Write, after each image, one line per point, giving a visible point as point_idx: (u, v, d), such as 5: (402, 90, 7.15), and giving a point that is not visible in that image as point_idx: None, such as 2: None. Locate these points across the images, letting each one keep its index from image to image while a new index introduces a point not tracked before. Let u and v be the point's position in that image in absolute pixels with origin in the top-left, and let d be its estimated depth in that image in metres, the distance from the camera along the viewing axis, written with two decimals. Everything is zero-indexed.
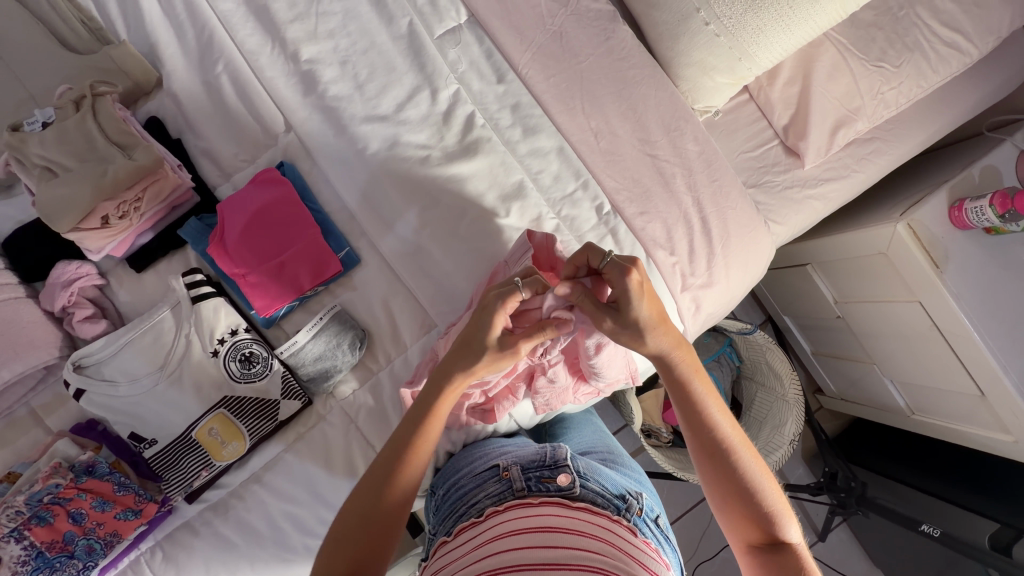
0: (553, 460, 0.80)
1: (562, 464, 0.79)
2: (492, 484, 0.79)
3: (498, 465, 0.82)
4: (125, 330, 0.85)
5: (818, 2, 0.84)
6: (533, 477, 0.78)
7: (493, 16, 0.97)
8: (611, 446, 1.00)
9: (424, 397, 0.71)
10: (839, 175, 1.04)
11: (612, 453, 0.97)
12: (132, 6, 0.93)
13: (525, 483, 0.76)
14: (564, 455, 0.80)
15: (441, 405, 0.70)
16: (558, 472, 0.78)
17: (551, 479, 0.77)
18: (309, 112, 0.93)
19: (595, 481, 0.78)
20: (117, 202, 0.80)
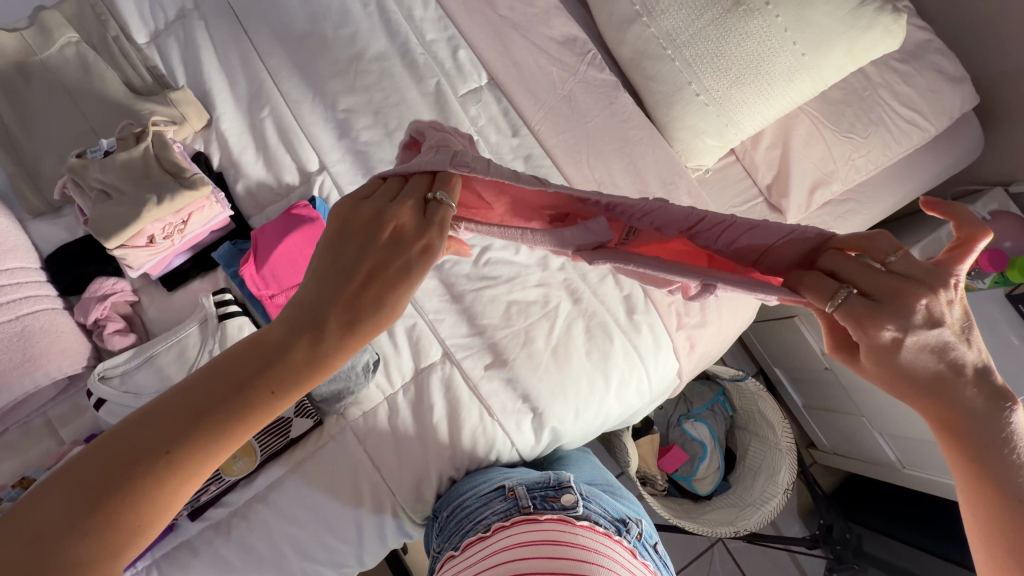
0: (557, 482, 0.87)
1: (566, 485, 0.85)
2: (498, 502, 0.84)
3: (504, 486, 0.87)
4: (153, 344, 0.90)
5: (791, 81, 0.95)
6: (538, 496, 0.83)
7: (510, 81, 1.11)
8: (610, 479, 1.02)
9: (298, 334, 0.50)
10: (819, 231, 1.15)
11: (610, 486, 0.99)
12: (193, 58, 1.05)
13: (531, 501, 0.82)
14: (568, 478, 0.87)
15: (317, 366, 0.51)
16: (562, 492, 0.84)
17: (556, 498, 0.83)
18: (342, 154, 1.04)
19: (596, 502, 0.84)
20: (163, 224, 0.87)
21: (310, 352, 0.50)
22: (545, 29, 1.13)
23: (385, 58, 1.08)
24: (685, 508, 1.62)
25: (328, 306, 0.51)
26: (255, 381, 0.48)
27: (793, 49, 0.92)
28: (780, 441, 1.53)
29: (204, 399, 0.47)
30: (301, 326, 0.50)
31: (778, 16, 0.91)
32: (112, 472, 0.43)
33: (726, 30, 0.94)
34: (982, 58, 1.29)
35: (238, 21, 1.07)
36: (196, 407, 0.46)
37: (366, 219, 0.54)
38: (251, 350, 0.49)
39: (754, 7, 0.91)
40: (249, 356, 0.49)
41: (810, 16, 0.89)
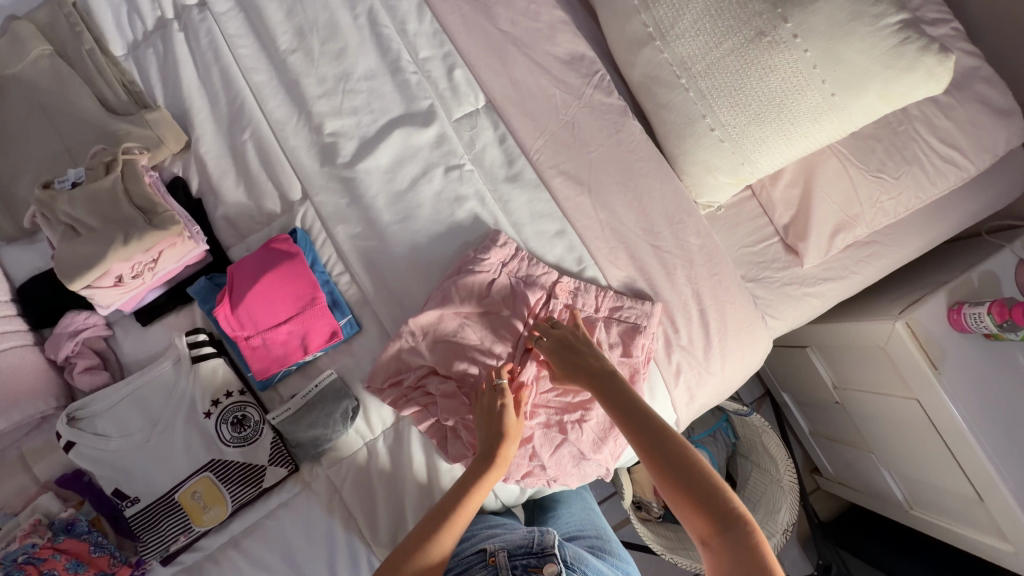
0: (540, 546, 0.80)
1: (549, 552, 0.78)
2: (478, 570, 0.80)
3: (485, 550, 0.82)
4: (120, 386, 0.86)
5: (817, 122, 0.85)
6: (519, 566, 0.78)
7: (509, 103, 1.02)
8: (601, 529, 0.99)
9: (493, 441, 0.78)
10: (837, 275, 1.06)
11: (600, 539, 0.95)
12: (172, 75, 0.99)
13: (510, 573, 0.77)
14: (552, 543, 0.80)
15: (508, 449, 0.78)
16: (546, 561, 0.77)
17: (537, 569, 0.76)
18: (326, 182, 0.97)
19: (580, 572, 0.79)
20: (132, 263, 0.82)
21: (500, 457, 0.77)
22: (549, 47, 1.04)
23: (374, 77, 1.00)
24: (679, 537, 1.58)
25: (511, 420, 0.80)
26: (470, 483, 0.75)
27: (822, 88, 0.82)
28: (782, 480, 1.47)
29: (438, 514, 0.72)
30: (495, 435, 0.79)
31: (806, 51, 0.81)
32: None
33: (747, 61, 0.85)
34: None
35: (220, 33, 1.00)
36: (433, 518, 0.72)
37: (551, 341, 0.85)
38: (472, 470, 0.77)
39: (780, 39, 0.82)
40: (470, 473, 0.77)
41: (842, 51, 0.80)
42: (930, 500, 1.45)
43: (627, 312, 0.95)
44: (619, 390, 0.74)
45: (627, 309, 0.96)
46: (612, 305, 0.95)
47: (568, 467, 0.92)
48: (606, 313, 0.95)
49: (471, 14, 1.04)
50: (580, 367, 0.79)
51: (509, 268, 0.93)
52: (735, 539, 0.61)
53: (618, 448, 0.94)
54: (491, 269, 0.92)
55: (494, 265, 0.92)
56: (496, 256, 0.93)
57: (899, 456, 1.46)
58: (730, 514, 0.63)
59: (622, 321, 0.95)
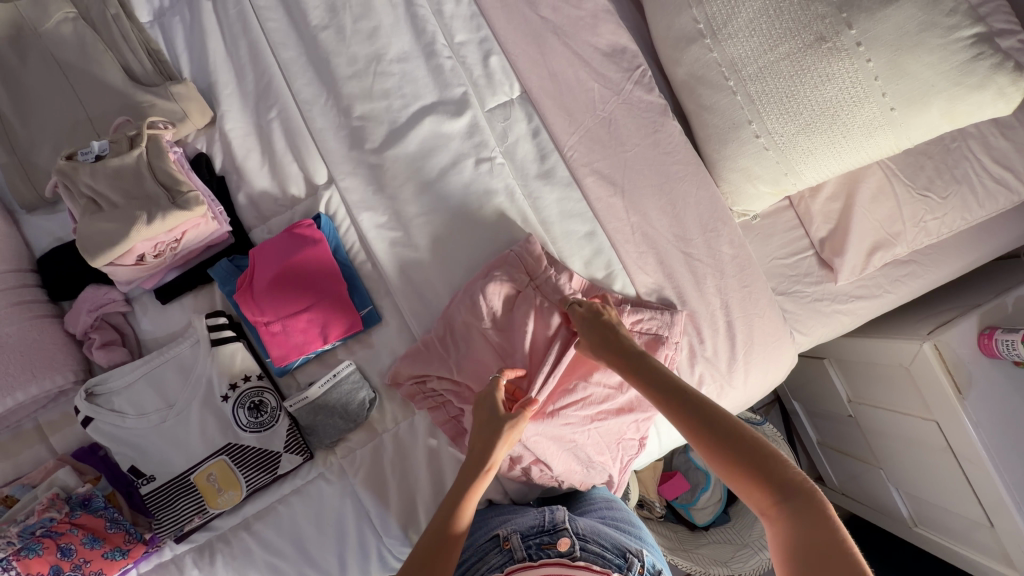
0: (552, 524, 0.82)
1: (561, 528, 0.81)
2: (493, 555, 0.81)
3: (499, 535, 0.84)
4: (141, 364, 0.86)
5: (871, 136, 0.81)
6: (533, 545, 0.80)
7: (546, 96, 0.98)
8: (612, 499, 0.96)
9: (482, 444, 0.74)
10: (870, 294, 1.03)
11: (613, 509, 0.93)
12: (200, 46, 0.96)
13: (525, 552, 0.78)
14: (562, 518, 0.82)
15: (500, 451, 0.74)
16: (558, 537, 0.79)
17: (551, 545, 0.79)
18: (353, 167, 0.94)
19: (594, 542, 0.80)
20: (154, 242, 0.80)
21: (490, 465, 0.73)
22: (591, 38, 0.99)
23: (408, 60, 0.97)
24: (680, 538, 1.59)
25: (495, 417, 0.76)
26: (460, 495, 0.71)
27: (881, 101, 0.78)
28: None
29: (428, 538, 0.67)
30: (483, 434, 0.75)
31: (869, 61, 0.77)
32: None
33: (803, 67, 0.80)
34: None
35: (249, 3, 0.96)
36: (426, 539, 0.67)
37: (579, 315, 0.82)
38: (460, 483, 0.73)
39: (842, 46, 0.77)
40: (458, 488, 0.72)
41: (907, 64, 0.75)
42: (937, 519, 1.43)
43: (648, 323, 0.91)
44: (649, 367, 0.72)
45: (648, 320, 0.91)
46: (632, 318, 0.91)
47: (578, 473, 0.92)
48: (628, 325, 0.90)
49: None
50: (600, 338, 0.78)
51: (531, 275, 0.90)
52: (804, 500, 0.59)
53: (624, 458, 0.96)
54: (517, 276, 0.89)
55: (519, 271, 0.89)
56: (521, 262, 0.89)
57: (910, 475, 1.45)
58: (786, 478, 0.61)
59: (643, 333, 0.91)
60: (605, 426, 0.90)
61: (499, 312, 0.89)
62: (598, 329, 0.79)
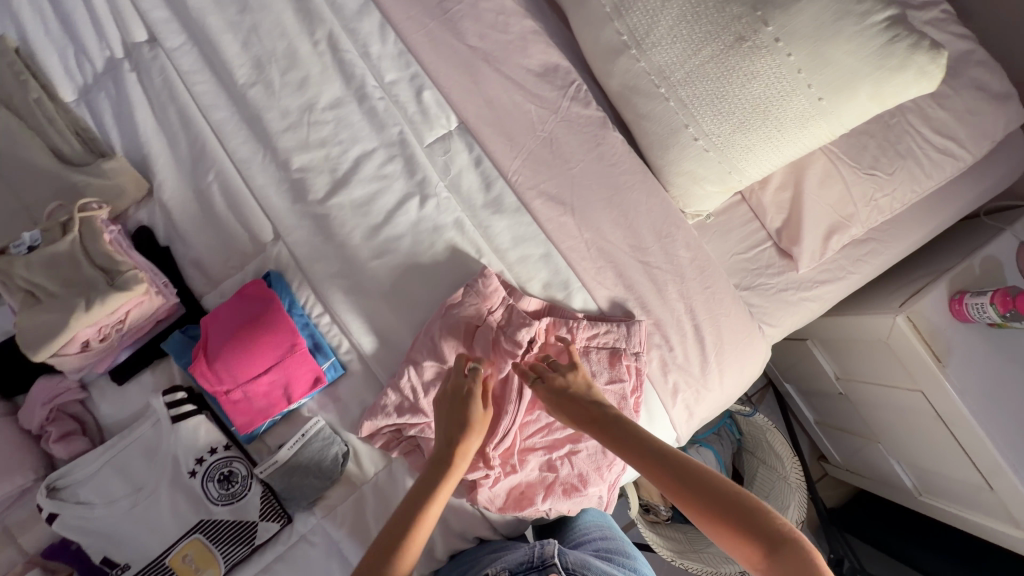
0: (541, 561, 0.79)
1: (550, 565, 0.79)
2: None
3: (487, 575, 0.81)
4: (103, 450, 0.84)
5: (804, 127, 0.81)
6: None
7: (484, 124, 0.97)
8: (607, 529, 0.95)
9: (451, 430, 0.75)
10: (834, 277, 1.03)
11: (607, 540, 0.91)
12: (128, 118, 0.94)
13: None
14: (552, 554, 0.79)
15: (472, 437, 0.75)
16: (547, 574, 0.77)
17: None
18: (298, 220, 0.93)
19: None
20: (98, 326, 0.78)
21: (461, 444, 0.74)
22: (522, 60, 0.99)
23: (340, 106, 0.96)
24: (689, 538, 1.58)
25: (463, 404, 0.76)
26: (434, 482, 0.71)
27: (808, 93, 0.78)
28: (789, 476, 1.45)
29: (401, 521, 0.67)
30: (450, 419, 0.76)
31: (790, 55, 0.77)
32: None
33: (728, 68, 0.80)
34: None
35: (174, 70, 0.95)
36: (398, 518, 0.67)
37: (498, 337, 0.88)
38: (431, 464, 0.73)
39: (761, 44, 0.77)
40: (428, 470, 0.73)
41: (827, 54, 0.75)
42: (939, 487, 1.43)
43: (604, 337, 0.91)
44: (622, 426, 0.72)
45: (604, 335, 0.91)
46: (587, 334, 0.91)
47: (563, 500, 0.88)
48: (584, 344, 0.91)
49: (437, 30, 0.98)
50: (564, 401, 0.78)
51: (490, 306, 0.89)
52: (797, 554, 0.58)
53: (611, 477, 0.92)
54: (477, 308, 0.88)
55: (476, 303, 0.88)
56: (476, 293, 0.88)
57: (907, 446, 1.44)
58: (774, 533, 0.60)
59: (601, 348, 0.91)
60: (585, 448, 0.89)
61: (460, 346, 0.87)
62: (569, 391, 0.78)
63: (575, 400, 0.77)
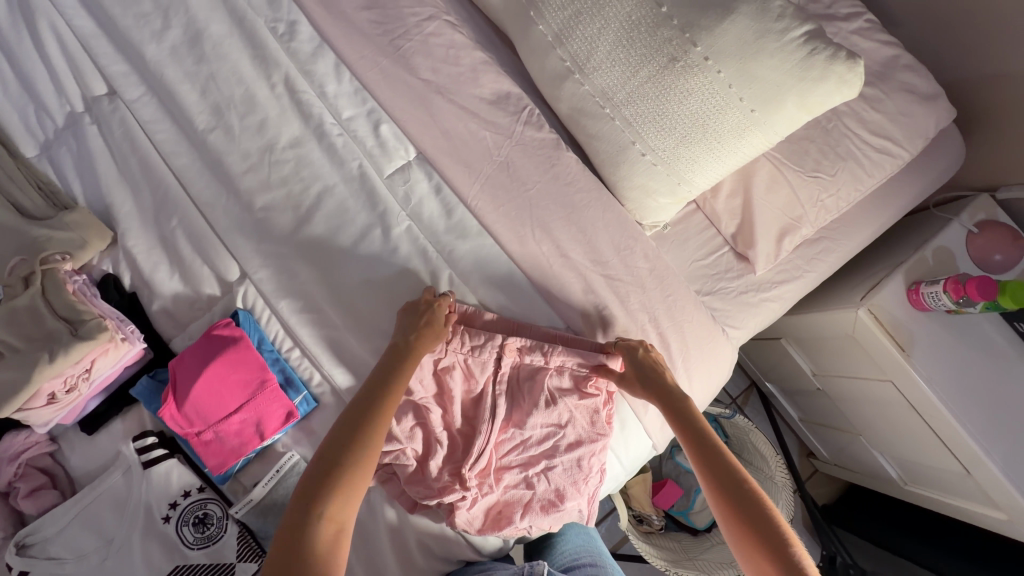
0: None
1: None
2: None
3: None
4: (73, 503, 0.83)
5: (741, 138, 0.85)
6: None
7: (441, 153, 1.00)
8: (596, 553, 0.98)
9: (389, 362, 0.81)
10: (790, 277, 1.07)
11: (596, 565, 0.95)
12: (90, 170, 0.96)
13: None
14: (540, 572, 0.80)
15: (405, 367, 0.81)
16: None
17: None
18: (264, 258, 0.95)
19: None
20: (63, 377, 0.78)
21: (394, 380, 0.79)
22: (474, 90, 1.02)
23: (300, 144, 0.98)
24: (684, 547, 1.57)
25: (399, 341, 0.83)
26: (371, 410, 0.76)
27: (741, 106, 0.82)
28: (774, 475, 1.45)
29: (344, 439, 0.73)
30: (391, 357, 0.82)
31: (720, 72, 0.81)
32: (310, 513, 0.67)
33: (665, 88, 0.85)
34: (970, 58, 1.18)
35: (135, 120, 0.98)
36: (342, 438, 0.73)
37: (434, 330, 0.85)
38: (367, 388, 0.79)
39: (692, 63, 0.81)
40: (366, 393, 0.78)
41: (754, 70, 0.79)
42: (922, 475, 1.45)
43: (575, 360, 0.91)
44: (695, 423, 0.84)
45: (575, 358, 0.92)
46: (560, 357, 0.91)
47: (541, 517, 0.89)
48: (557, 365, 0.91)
49: (390, 66, 1.01)
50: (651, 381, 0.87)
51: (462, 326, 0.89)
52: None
53: (589, 490, 0.93)
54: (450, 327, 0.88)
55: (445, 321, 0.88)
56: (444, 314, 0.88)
57: (885, 437, 1.47)
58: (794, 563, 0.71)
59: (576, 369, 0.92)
60: (560, 465, 0.89)
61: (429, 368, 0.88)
62: (662, 381, 0.87)
63: (666, 392, 0.87)
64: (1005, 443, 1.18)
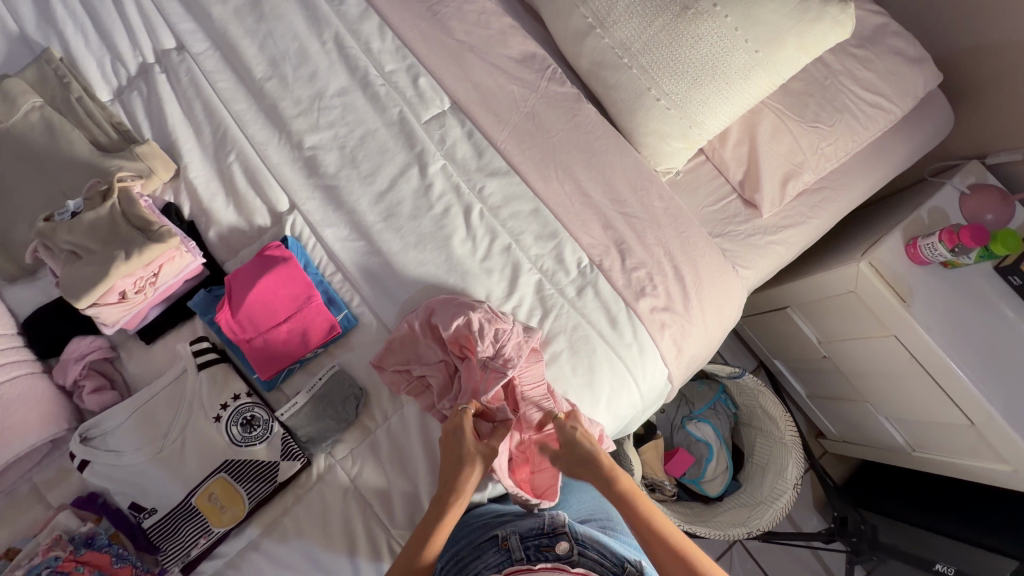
0: (551, 526, 0.85)
1: (561, 531, 0.84)
2: (492, 556, 0.84)
3: (497, 534, 0.86)
4: (132, 401, 0.89)
5: (747, 78, 0.96)
6: (532, 546, 0.83)
7: (473, 103, 1.11)
8: (610, 511, 1.01)
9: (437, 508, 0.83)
10: (795, 222, 1.15)
11: (610, 520, 0.98)
12: (158, 113, 1.06)
13: (524, 553, 0.82)
14: (563, 522, 0.85)
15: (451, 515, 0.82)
16: (557, 540, 0.83)
17: (549, 547, 0.83)
18: (312, 192, 1.04)
19: (594, 548, 0.83)
20: (134, 278, 0.87)
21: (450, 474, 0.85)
22: (503, 50, 1.13)
23: (346, 93, 1.09)
24: (697, 512, 1.60)
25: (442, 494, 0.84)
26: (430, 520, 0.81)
27: (746, 48, 0.93)
28: (784, 436, 1.53)
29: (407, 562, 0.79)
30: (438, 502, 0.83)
31: (727, 17, 0.92)
32: None
33: (677, 35, 0.95)
34: (954, 33, 1.29)
35: (199, 70, 1.09)
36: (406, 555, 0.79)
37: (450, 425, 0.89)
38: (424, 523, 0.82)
39: (702, 10, 0.93)
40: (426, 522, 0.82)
41: (757, 14, 0.90)
42: (928, 438, 1.48)
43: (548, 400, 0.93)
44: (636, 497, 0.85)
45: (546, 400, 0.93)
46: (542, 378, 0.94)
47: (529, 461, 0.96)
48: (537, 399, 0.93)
49: (428, 28, 1.13)
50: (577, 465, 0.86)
51: (504, 351, 0.92)
52: None
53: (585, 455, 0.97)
54: (486, 347, 0.91)
55: (491, 339, 0.92)
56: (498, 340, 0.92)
57: (890, 400, 1.51)
58: None
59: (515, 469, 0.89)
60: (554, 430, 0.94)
61: (468, 344, 0.93)
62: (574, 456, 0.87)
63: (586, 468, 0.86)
64: (1007, 390, 1.22)
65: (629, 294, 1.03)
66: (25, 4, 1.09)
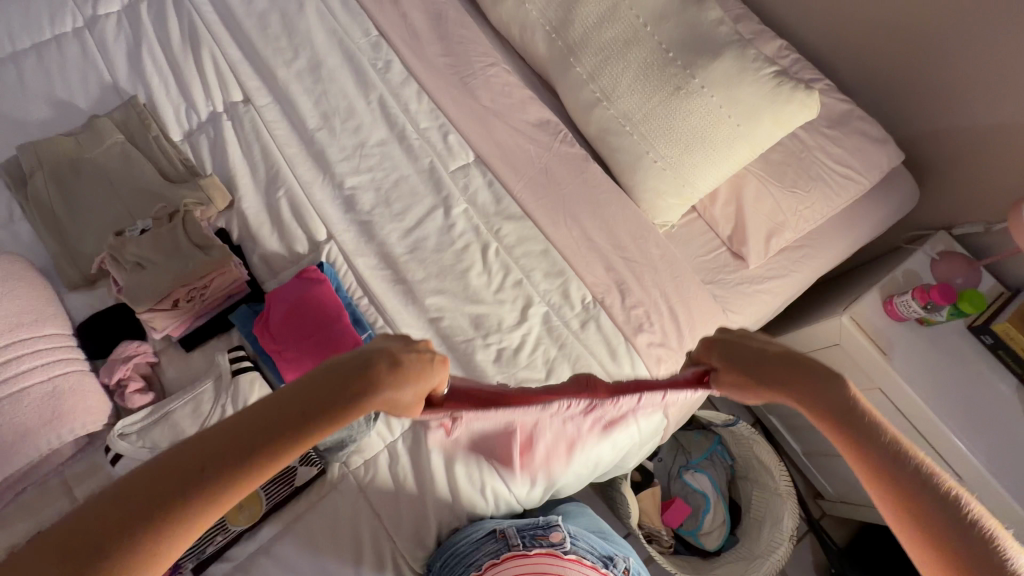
0: (545, 521, 0.95)
1: (554, 524, 0.94)
2: (491, 545, 0.90)
3: (495, 527, 0.93)
4: (170, 401, 0.97)
5: (732, 146, 1.12)
6: (528, 535, 0.92)
7: (495, 158, 1.27)
8: (603, 526, 1.08)
9: (223, 431, 0.52)
10: (780, 274, 1.27)
11: (602, 531, 1.07)
12: (221, 152, 1.22)
13: (521, 540, 0.91)
14: (556, 517, 0.95)
15: (247, 473, 0.52)
16: (551, 531, 0.93)
17: (544, 537, 0.92)
18: (348, 226, 1.18)
19: (584, 540, 0.95)
20: (188, 288, 0.99)
21: (282, 403, 0.54)
22: (522, 116, 1.31)
23: (385, 144, 1.25)
24: (694, 566, 1.58)
25: (243, 426, 0.52)
26: (216, 451, 0.51)
27: (730, 122, 1.10)
28: (779, 487, 1.56)
29: (132, 499, 0.49)
30: (234, 427, 0.53)
31: (713, 96, 1.10)
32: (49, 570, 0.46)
33: (672, 109, 1.13)
34: None
35: (261, 120, 1.26)
36: (132, 503, 0.49)
37: (376, 371, 0.55)
38: (205, 436, 0.52)
39: (692, 90, 1.11)
40: (202, 442, 0.52)
41: (738, 95, 1.08)
42: None
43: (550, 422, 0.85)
44: (857, 419, 0.59)
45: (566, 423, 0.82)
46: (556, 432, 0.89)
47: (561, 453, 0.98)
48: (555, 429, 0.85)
49: (459, 95, 1.32)
50: (761, 369, 0.61)
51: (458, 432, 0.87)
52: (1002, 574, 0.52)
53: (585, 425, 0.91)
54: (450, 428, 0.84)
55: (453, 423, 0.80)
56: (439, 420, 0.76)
57: None
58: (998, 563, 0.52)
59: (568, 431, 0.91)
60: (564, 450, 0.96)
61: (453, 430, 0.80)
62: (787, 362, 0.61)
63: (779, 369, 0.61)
64: (989, 443, 1.27)
65: (628, 329, 1.13)
66: (121, 61, 1.29)
